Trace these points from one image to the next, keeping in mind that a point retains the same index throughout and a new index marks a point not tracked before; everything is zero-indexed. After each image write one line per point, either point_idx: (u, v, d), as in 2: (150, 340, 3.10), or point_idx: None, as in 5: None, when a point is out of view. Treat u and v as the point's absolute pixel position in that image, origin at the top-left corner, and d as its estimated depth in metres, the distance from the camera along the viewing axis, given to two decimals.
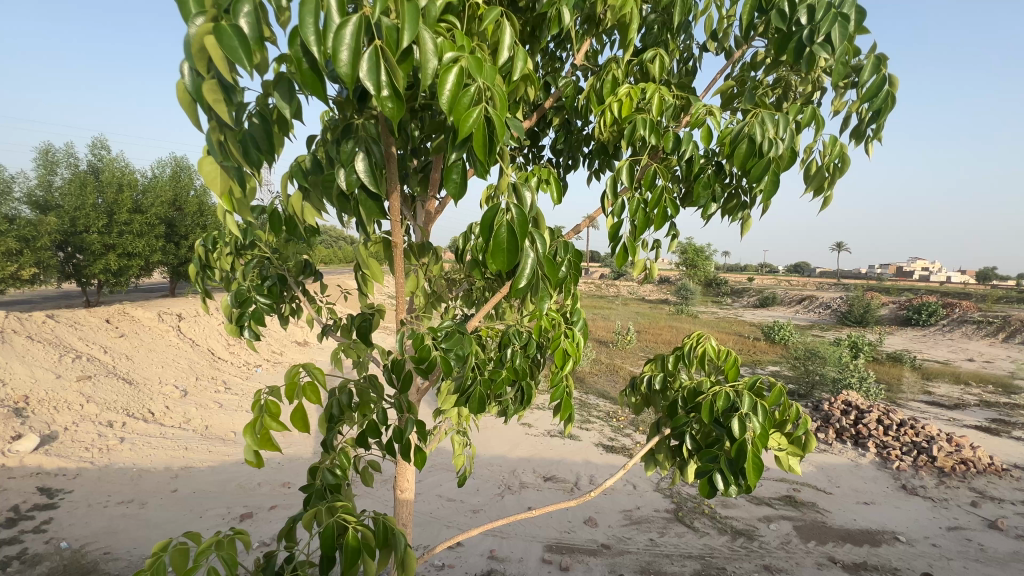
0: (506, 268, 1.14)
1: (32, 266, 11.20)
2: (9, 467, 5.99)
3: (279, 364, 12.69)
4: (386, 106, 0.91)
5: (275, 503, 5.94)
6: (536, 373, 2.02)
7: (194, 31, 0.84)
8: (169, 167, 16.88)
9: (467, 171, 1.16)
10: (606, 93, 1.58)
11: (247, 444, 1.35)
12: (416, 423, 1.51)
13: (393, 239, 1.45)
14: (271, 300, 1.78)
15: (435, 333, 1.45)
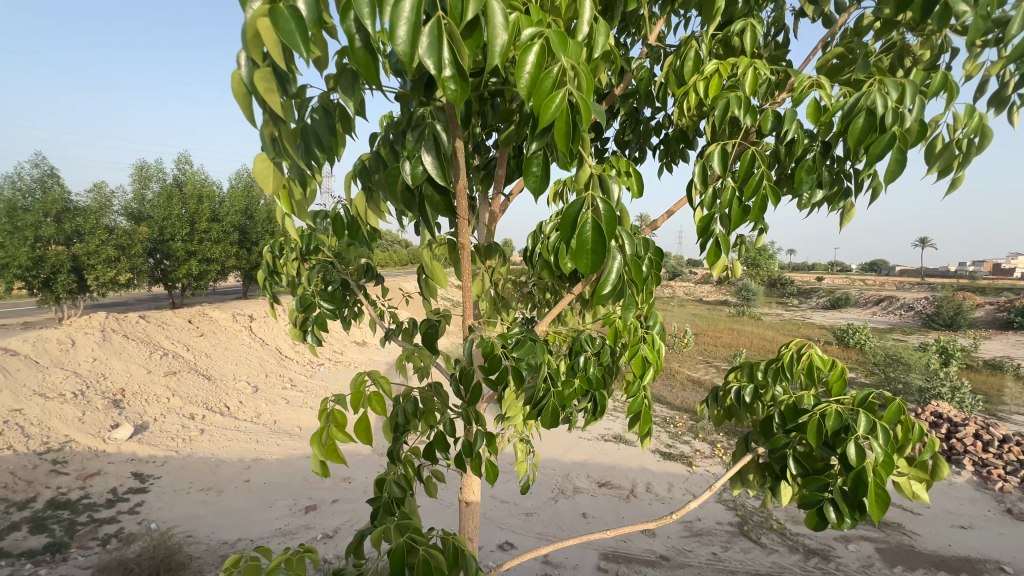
0: (591, 268, 1.08)
1: (129, 272, 12.45)
2: (110, 453, 6.66)
3: (340, 363, 13.33)
4: (447, 89, 0.88)
5: (337, 497, 6.21)
6: (609, 381, 1.94)
7: (249, 16, 0.85)
8: (243, 178, 18.22)
9: (546, 163, 1.12)
10: (688, 73, 1.51)
11: (314, 455, 1.33)
12: (484, 436, 1.51)
13: (461, 241, 1.43)
14: (334, 304, 1.83)
15: (504, 340, 1.42)
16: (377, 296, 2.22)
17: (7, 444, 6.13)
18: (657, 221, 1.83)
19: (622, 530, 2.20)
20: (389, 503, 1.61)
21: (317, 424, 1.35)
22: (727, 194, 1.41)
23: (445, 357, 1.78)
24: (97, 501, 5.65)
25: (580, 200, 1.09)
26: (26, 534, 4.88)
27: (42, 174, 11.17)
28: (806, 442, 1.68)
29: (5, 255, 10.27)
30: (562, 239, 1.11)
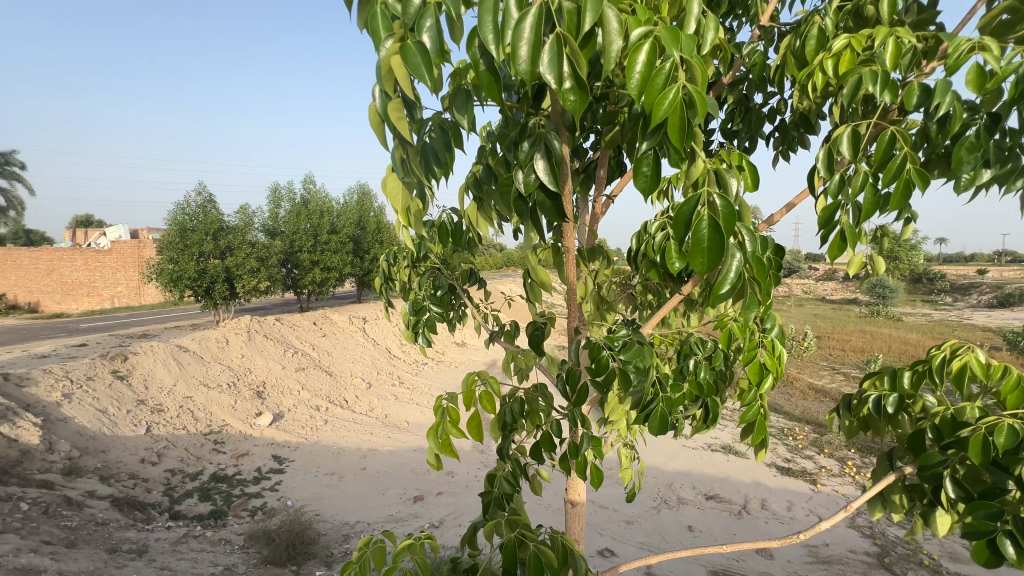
0: (709, 269, 1.02)
1: (268, 281, 14.35)
2: (256, 437, 7.72)
3: (442, 363, 14.10)
4: (566, 100, 0.92)
5: (441, 489, 6.57)
6: (723, 389, 1.80)
7: (383, 53, 0.95)
8: (356, 193, 19.99)
9: (658, 162, 1.09)
10: (810, 52, 1.37)
11: (430, 447, 1.42)
12: (590, 439, 1.49)
13: (566, 243, 1.46)
14: (442, 308, 1.96)
15: (611, 342, 1.41)
16: (481, 300, 2.30)
17: (182, 425, 7.39)
18: (773, 216, 1.70)
19: (737, 546, 1.95)
20: (499, 498, 1.64)
21: (432, 419, 1.43)
22: (863, 180, 1.26)
23: (548, 360, 1.79)
24: (247, 477, 6.59)
25: (695, 197, 1.05)
26: (197, 501, 5.84)
27: (203, 200, 13.16)
28: (968, 462, 1.43)
29: (178, 269, 12.40)
30: (677, 238, 1.07)
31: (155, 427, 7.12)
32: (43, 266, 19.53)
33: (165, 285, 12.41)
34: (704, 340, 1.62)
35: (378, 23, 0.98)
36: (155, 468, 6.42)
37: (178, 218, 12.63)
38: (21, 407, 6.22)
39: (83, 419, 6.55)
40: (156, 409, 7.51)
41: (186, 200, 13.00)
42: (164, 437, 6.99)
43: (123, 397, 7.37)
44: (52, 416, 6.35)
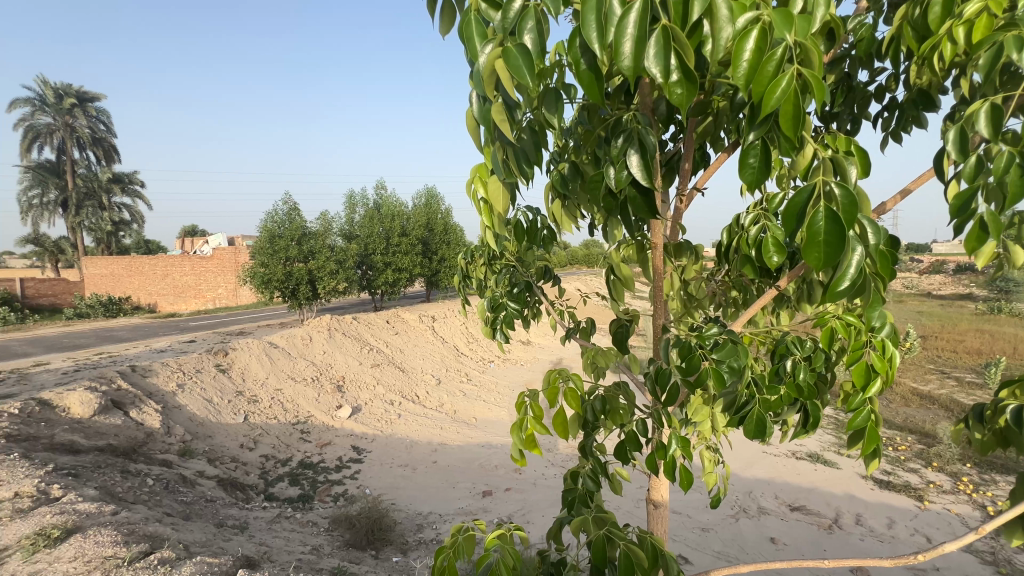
0: (826, 264, 0.95)
1: (345, 282, 15.30)
2: (337, 428, 8.28)
3: (508, 361, 14.30)
4: (673, 93, 0.92)
5: (509, 486, 6.68)
6: (824, 391, 1.67)
7: (485, 60, 0.99)
8: (424, 197, 20.76)
9: (764, 153, 1.05)
10: (933, 21, 1.22)
11: (514, 443, 1.44)
12: (679, 441, 1.44)
13: (653, 240, 1.44)
14: (519, 305, 1.93)
15: (703, 340, 1.35)
16: (557, 297, 2.29)
17: (274, 415, 8.10)
18: (885, 203, 1.53)
19: (836, 563, 1.74)
20: (583, 495, 1.63)
21: (515, 415, 1.45)
22: (1002, 160, 1.11)
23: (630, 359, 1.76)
24: (330, 465, 7.08)
25: (808, 188, 0.99)
26: (287, 485, 6.37)
27: (289, 208, 14.29)
28: None
29: (269, 272, 13.58)
30: (788, 234, 1.01)
31: (252, 416, 7.85)
32: (160, 272, 22.22)
33: (258, 287, 13.64)
34: (803, 338, 1.50)
35: (474, 31, 1.02)
36: (252, 453, 7.09)
37: (268, 226, 13.82)
38: (145, 395, 7.12)
39: (193, 407, 7.37)
40: (252, 399, 8.28)
41: (274, 209, 14.19)
42: (259, 425, 7.69)
43: (225, 388, 8.20)
44: (169, 403, 7.21)
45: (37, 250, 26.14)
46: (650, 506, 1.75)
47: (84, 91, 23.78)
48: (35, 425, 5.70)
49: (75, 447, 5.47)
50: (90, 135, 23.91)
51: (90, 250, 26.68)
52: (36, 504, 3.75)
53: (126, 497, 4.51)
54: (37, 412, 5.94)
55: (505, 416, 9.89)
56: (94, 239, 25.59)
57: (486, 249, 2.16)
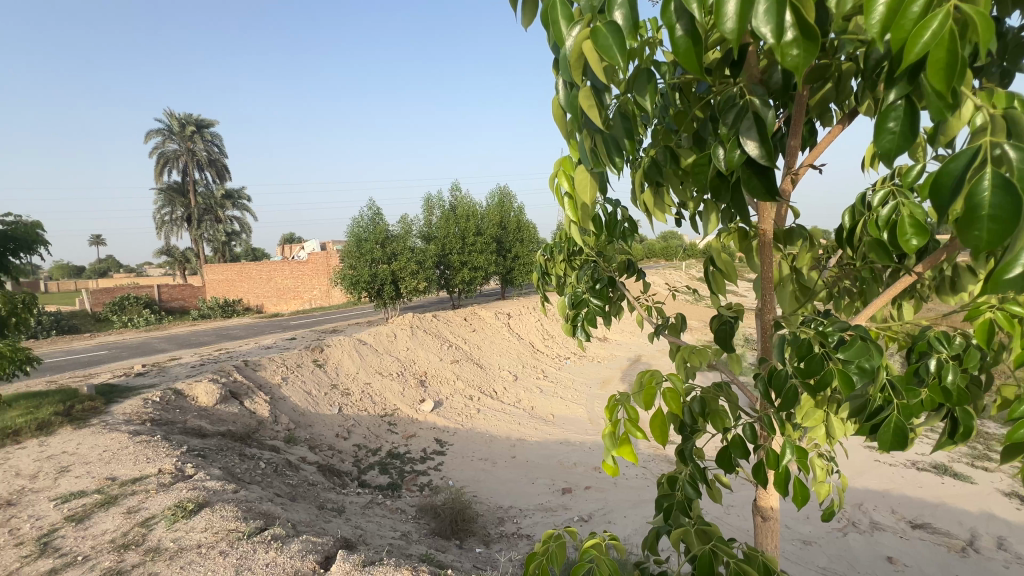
0: (996, 245, 0.74)
1: (425, 281, 16.00)
2: (420, 421, 8.70)
3: (585, 357, 14.20)
4: (787, 55, 0.84)
5: (589, 485, 6.64)
6: (978, 396, 1.44)
7: (572, 44, 0.96)
8: (497, 195, 21.01)
9: (912, 115, 0.92)
10: None
11: (606, 447, 1.30)
12: (795, 449, 1.30)
13: (762, 228, 1.35)
14: (603, 301, 1.87)
15: (825, 339, 1.22)
16: (640, 293, 2.21)
17: (364, 407, 8.69)
18: None
19: None
20: (683, 504, 1.47)
21: (607, 420, 1.32)
22: None
23: (731, 358, 1.64)
24: (415, 456, 7.46)
25: (969, 153, 0.80)
26: (378, 473, 6.82)
27: (373, 213, 15.19)
28: None
29: (357, 274, 14.57)
30: (940, 208, 0.81)
31: (345, 408, 8.47)
32: (265, 276, 24.69)
33: (348, 288, 14.72)
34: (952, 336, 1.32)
35: (558, 13, 0.98)
36: (346, 442, 7.65)
37: (354, 231, 14.82)
38: (257, 386, 7.97)
39: (295, 398, 8.11)
40: (345, 392, 8.94)
41: (360, 214, 15.16)
42: (352, 416, 8.29)
43: (321, 381, 8.93)
44: (276, 394, 8.00)
45: (168, 259, 30.18)
46: (757, 519, 1.53)
47: (200, 118, 26.96)
48: (172, 411, 6.61)
49: (203, 432, 6.24)
50: (206, 157, 27.07)
51: (209, 258, 30.30)
52: (175, 480, 4.34)
53: (244, 477, 5.07)
54: (173, 400, 6.88)
55: (583, 414, 9.80)
56: (212, 248, 29.01)
57: (564, 243, 2.13)
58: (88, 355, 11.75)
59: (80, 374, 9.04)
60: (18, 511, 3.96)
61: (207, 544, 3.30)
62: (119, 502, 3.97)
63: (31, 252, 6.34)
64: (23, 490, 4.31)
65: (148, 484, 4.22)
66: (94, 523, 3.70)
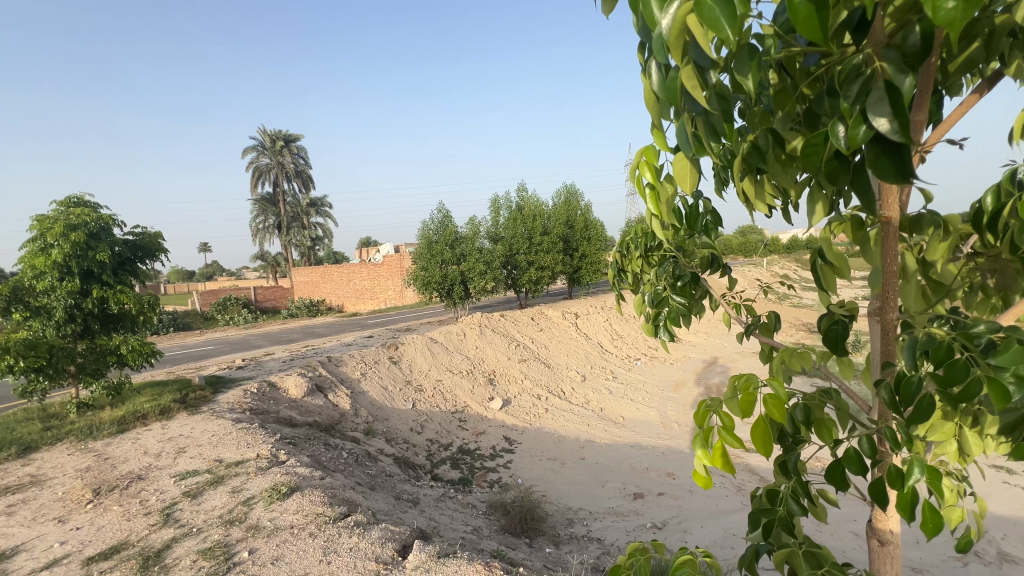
0: None
1: (493, 281, 16.24)
2: (489, 418, 8.88)
3: (656, 359, 13.76)
4: (941, 9, 0.73)
5: (662, 491, 6.42)
6: None
7: (671, 22, 0.90)
8: (563, 194, 20.81)
9: None
10: None
11: (698, 455, 1.20)
12: (924, 468, 1.14)
13: (885, 215, 1.19)
14: (687, 297, 1.78)
15: (967, 343, 1.08)
16: (726, 290, 2.07)
17: (436, 403, 9.01)
18: None
19: None
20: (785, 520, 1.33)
21: (697, 427, 1.23)
22: None
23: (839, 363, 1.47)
24: (485, 452, 7.63)
25: None
26: (449, 468, 7.05)
27: (443, 216, 15.69)
28: None
29: (429, 275, 15.17)
30: None
31: (418, 403, 8.84)
32: (345, 278, 26.37)
33: (421, 289, 15.37)
34: None
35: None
36: (420, 436, 7.98)
37: (426, 233, 15.40)
38: (339, 380, 8.54)
39: (374, 393, 8.60)
40: (418, 388, 9.32)
41: (431, 217, 15.72)
42: (425, 412, 8.63)
43: (397, 377, 9.37)
44: (356, 388, 8.53)
45: (263, 263, 33.20)
46: (871, 543, 1.36)
47: (289, 133, 29.30)
48: (267, 401, 7.26)
49: (293, 421, 6.81)
50: (293, 169, 29.40)
51: (297, 262, 32.95)
52: (270, 465, 4.76)
53: (329, 465, 5.45)
54: (268, 391, 7.56)
55: (655, 417, 9.49)
56: (299, 253, 31.49)
57: (641, 239, 2.06)
58: (199, 349, 13.26)
59: (192, 366, 10.18)
60: (147, 484, 4.54)
61: (298, 526, 3.59)
62: (226, 481, 4.44)
63: (154, 258, 7.25)
64: (150, 465, 4.95)
65: (249, 466, 4.68)
66: (205, 499, 4.16)
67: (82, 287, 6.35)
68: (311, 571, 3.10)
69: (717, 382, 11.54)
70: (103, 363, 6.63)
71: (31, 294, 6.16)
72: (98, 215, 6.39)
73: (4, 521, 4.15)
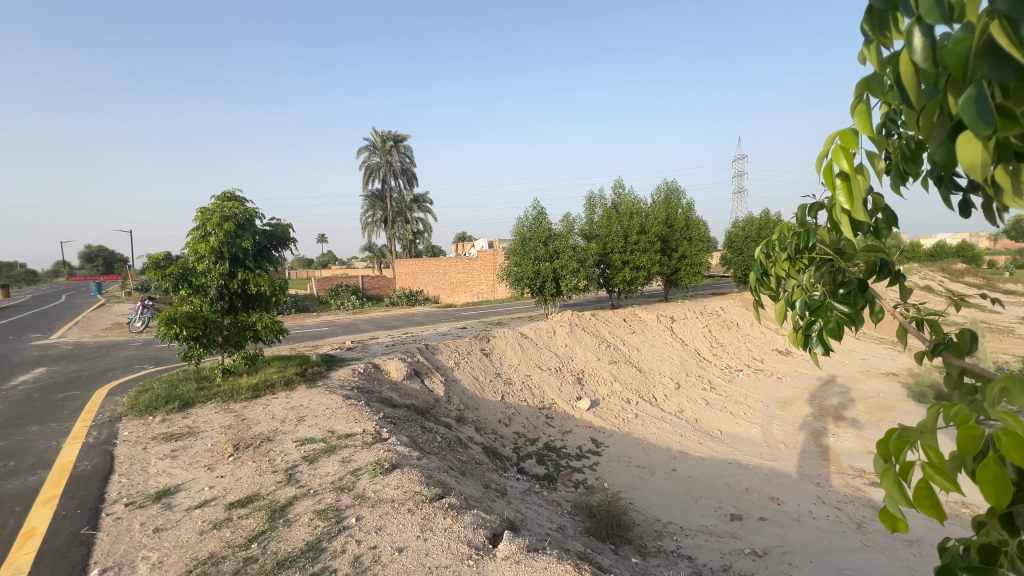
0: None
1: (585, 280, 16.07)
2: (576, 418, 8.80)
3: (760, 373, 12.68)
4: None
5: (764, 516, 5.90)
6: None
7: None
8: (663, 191, 19.84)
9: None
10: None
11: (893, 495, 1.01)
12: None
13: None
14: (852, 307, 1.59)
15: None
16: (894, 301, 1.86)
17: (525, 398, 9.15)
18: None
19: None
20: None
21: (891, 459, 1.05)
22: None
23: None
24: (571, 452, 7.60)
25: None
26: (535, 463, 7.13)
27: (538, 212, 15.79)
28: None
29: (521, 271, 15.43)
30: None
31: (507, 396, 9.05)
32: (442, 270, 27.68)
33: (513, 284, 15.73)
34: None
35: None
36: (507, 429, 8.15)
37: (520, 230, 15.70)
38: (434, 367, 9.00)
39: (466, 381, 8.97)
40: (508, 381, 9.53)
41: (526, 214, 15.93)
42: (513, 405, 8.82)
43: (488, 368, 9.65)
44: (449, 375, 8.94)
45: (370, 254, 36.10)
46: None
47: (398, 134, 31.55)
48: (372, 381, 7.87)
49: (393, 403, 7.32)
50: (400, 167, 31.51)
51: (400, 253, 35.37)
52: (374, 440, 5.16)
53: (425, 447, 5.78)
54: (373, 371, 8.20)
55: (757, 435, 8.74)
56: (402, 245, 33.71)
57: (789, 238, 1.87)
58: (317, 329, 14.81)
59: (310, 345, 11.40)
60: (274, 445, 5.17)
61: (398, 501, 3.85)
62: (338, 451, 4.91)
63: (285, 247, 8.21)
64: (276, 429, 5.62)
65: (356, 440, 5.12)
66: (319, 465, 4.63)
67: (230, 270, 7.39)
68: (409, 545, 3.31)
69: (835, 404, 10.33)
70: (243, 337, 7.67)
71: (193, 274, 7.30)
72: (245, 209, 7.40)
73: (170, 463, 4.98)
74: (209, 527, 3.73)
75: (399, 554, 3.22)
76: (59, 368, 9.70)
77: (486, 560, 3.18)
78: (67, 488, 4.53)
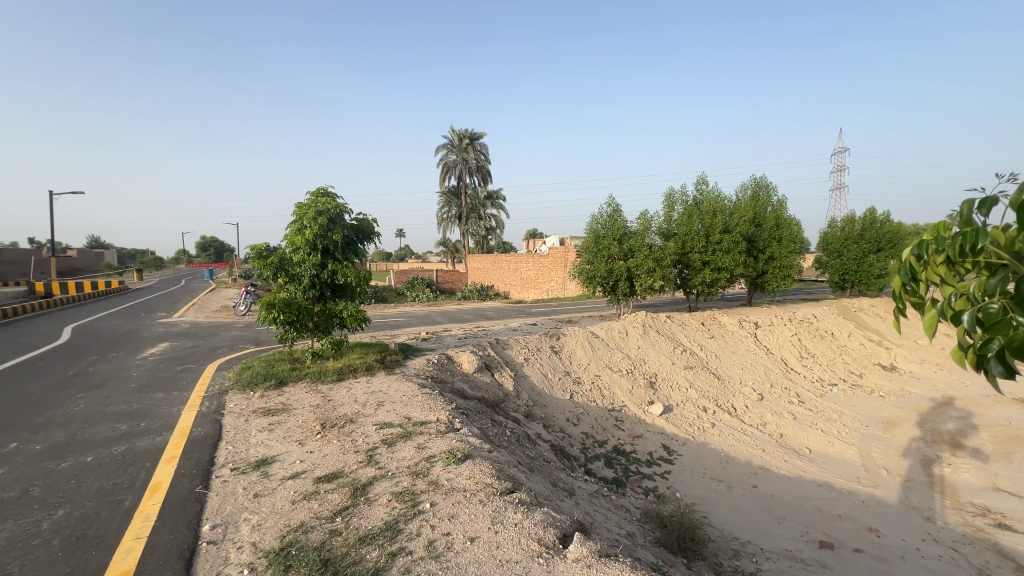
0: None
1: (661, 280, 15.45)
2: (648, 423, 8.51)
3: (859, 389, 11.47)
4: None
5: (860, 548, 5.34)
6: None
7: None
8: (750, 187, 18.48)
9: None
10: None
11: None
12: None
13: None
14: None
15: None
16: None
17: (594, 398, 9.01)
18: None
19: None
20: None
21: None
22: None
23: None
24: (641, 457, 7.36)
25: None
26: (603, 465, 7.00)
27: (613, 210, 15.41)
28: None
29: (594, 269, 15.14)
30: None
31: (576, 395, 8.96)
32: (513, 267, 27.92)
33: (585, 283, 15.49)
34: None
35: None
36: (575, 428, 8.07)
37: (594, 228, 15.43)
38: (505, 362, 9.12)
39: (535, 378, 9.00)
40: (577, 380, 9.42)
41: (600, 211, 15.60)
42: (581, 405, 8.72)
43: (557, 366, 9.61)
44: (519, 371, 9.01)
45: (444, 249, 37.28)
46: None
47: (474, 132, 32.24)
48: (445, 371, 8.12)
49: (465, 394, 7.51)
50: (475, 164, 32.21)
51: (472, 249, 36.20)
52: (447, 430, 5.33)
53: (495, 440, 5.88)
54: (447, 362, 8.46)
55: (854, 457, 7.92)
56: (475, 241, 34.46)
57: (949, 243, 1.80)
58: (394, 320, 15.57)
59: (388, 334, 12.01)
60: (356, 427, 5.52)
61: (470, 491, 3.94)
62: (413, 437, 5.12)
63: (369, 241, 8.69)
64: (358, 412, 6.00)
65: (431, 428, 5.32)
66: (397, 449, 4.87)
67: (321, 261, 7.99)
68: (480, 536, 3.38)
69: (952, 430, 9.08)
70: (331, 323, 8.26)
71: (290, 264, 7.98)
72: (337, 204, 7.93)
73: (267, 436, 5.48)
74: (300, 497, 4.07)
75: (470, 543, 3.29)
76: (179, 344, 11.04)
77: (556, 560, 3.17)
78: (185, 450, 5.15)
